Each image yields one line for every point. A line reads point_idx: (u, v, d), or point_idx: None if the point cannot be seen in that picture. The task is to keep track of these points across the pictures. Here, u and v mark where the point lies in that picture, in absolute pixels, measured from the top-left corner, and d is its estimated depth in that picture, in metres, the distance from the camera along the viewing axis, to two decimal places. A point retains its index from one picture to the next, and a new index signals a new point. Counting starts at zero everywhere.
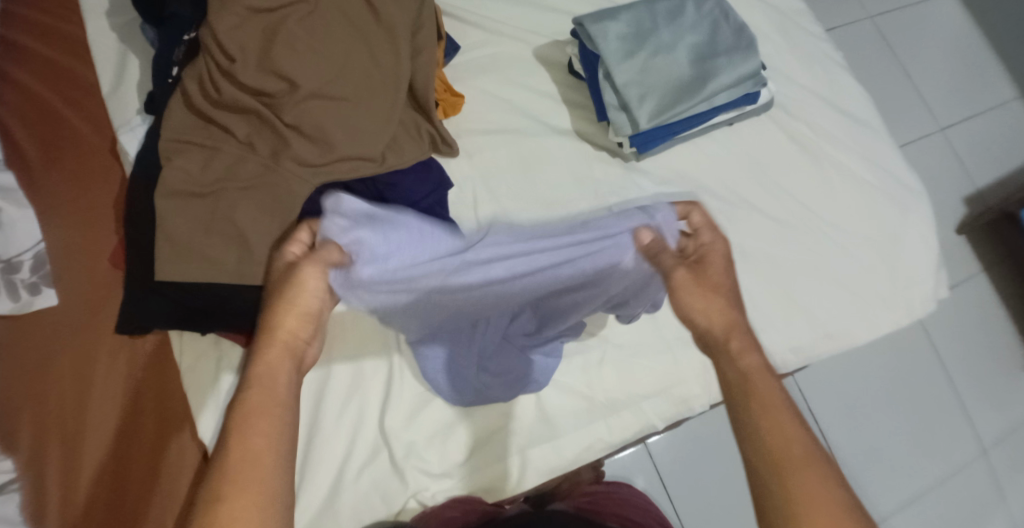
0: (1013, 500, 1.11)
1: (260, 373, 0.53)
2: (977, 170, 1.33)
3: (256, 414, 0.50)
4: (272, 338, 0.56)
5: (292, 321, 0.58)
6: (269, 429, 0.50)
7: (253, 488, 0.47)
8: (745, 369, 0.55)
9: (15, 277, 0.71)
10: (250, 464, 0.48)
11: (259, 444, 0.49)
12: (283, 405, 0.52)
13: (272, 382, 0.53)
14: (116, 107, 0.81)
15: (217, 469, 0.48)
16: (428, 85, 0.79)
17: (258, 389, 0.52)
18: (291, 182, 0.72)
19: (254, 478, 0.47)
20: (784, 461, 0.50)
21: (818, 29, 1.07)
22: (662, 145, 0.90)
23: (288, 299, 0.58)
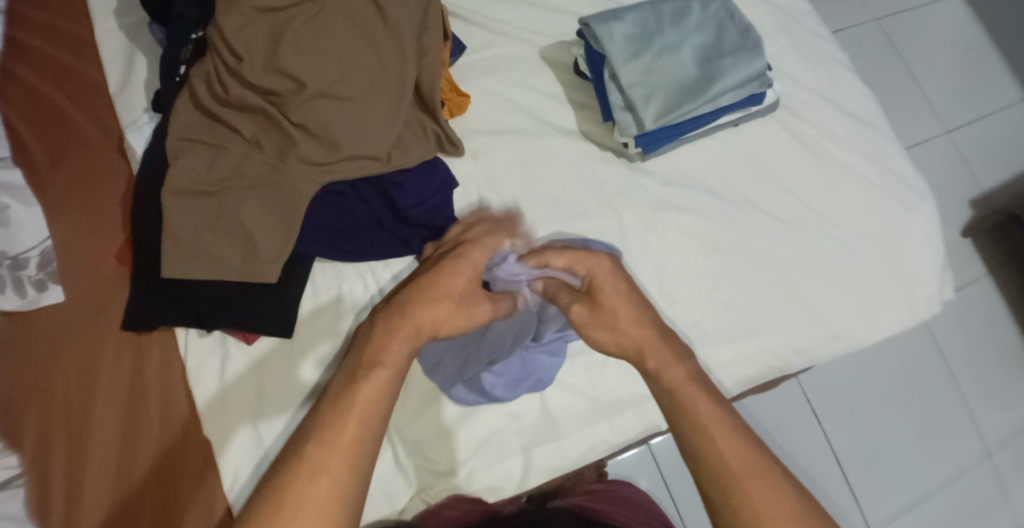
0: (1017, 502, 1.10)
1: (389, 356, 0.58)
2: (981, 171, 1.33)
3: (366, 402, 0.54)
4: (411, 323, 0.61)
5: (435, 318, 0.62)
6: (368, 427, 0.53)
7: (337, 479, 0.50)
8: (670, 387, 0.58)
9: (21, 274, 0.71)
10: (342, 451, 0.51)
11: (354, 433, 0.52)
12: (375, 398, 0.54)
13: (393, 374, 0.56)
14: (124, 108, 0.82)
15: (316, 447, 0.51)
16: (433, 85, 0.79)
17: (381, 374, 0.56)
18: (298, 181, 0.73)
19: (339, 470, 0.50)
20: (726, 478, 0.52)
21: (822, 30, 1.07)
22: (667, 146, 0.90)
23: (446, 307, 0.64)
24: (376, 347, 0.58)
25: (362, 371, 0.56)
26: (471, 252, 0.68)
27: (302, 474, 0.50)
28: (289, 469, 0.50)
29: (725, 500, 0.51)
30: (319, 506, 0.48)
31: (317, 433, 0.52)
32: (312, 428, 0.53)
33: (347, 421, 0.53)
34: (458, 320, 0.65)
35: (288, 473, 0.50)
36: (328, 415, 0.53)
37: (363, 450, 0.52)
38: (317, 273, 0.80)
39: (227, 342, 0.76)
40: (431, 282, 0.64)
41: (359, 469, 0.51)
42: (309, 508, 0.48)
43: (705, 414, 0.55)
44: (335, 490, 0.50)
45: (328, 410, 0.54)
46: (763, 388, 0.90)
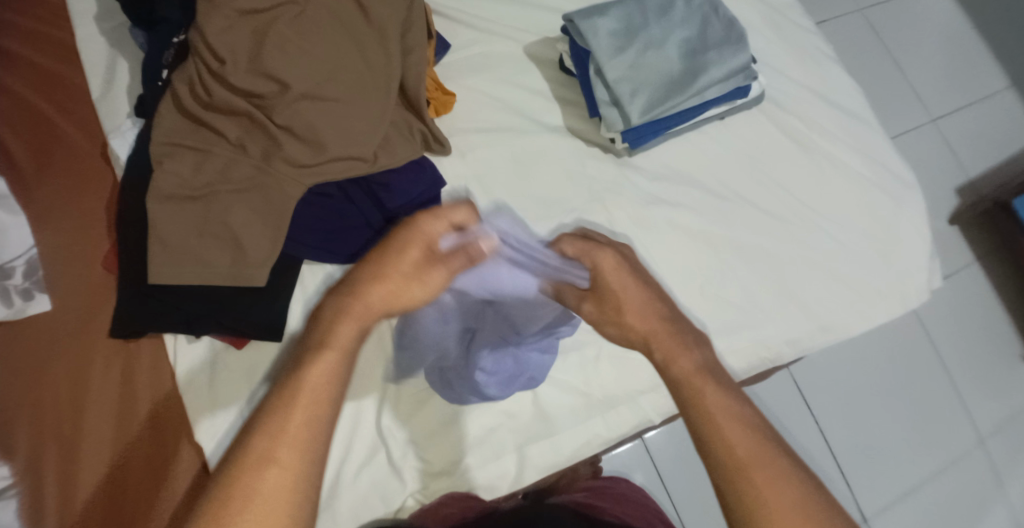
0: (1011, 487, 1.11)
1: (337, 339, 0.49)
2: (969, 160, 1.34)
3: (310, 393, 0.46)
4: (361, 302, 0.52)
5: (388, 292, 0.54)
6: (318, 416, 0.46)
7: (292, 470, 0.43)
8: (680, 376, 0.53)
9: (8, 283, 0.71)
10: (292, 442, 0.44)
11: (302, 422, 0.45)
12: (326, 388, 0.47)
13: (343, 358, 0.49)
14: (107, 114, 0.81)
15: (263, 440, 0.44)
16: (419, 84, 0.79)
17: (329, 358, 0.48)
18: (284, 183, 0.73)
19: (293, 460, 0.44)
20: (735, 466, 0.47)
21: (807, 22, 1.07)
22: (654, 141, 0.90)
23: (400, 277, 0.55)
24: (321, 330, 0.50)
25: (308, 354, 0.48)
26: (426, 216, 0.57)
27: (251, 468, 0.43)
28: (240, 466, 0.43)
29: (733, 489, 0.47)
30: (274, 500, 0.42)
31: (264, 424, 0.45)
32: (258, 422, 0.45)
33: (293, 412, 0.45)
34: (416, 288, 0.56)
35: (235, 469, 0.43)
36: (271, 407, 0.46)
37: (318, 442, 0.45)
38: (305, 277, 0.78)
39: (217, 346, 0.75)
40: (384, 252, 0.55)
41: (315, 464, 0.45)
42: (263, 507, 0.42)
43: (713, 400, 0.50)
44: (293, 481, 0.43)
45: (270, 404, 0.46)
46: (757, 378, 0.92)
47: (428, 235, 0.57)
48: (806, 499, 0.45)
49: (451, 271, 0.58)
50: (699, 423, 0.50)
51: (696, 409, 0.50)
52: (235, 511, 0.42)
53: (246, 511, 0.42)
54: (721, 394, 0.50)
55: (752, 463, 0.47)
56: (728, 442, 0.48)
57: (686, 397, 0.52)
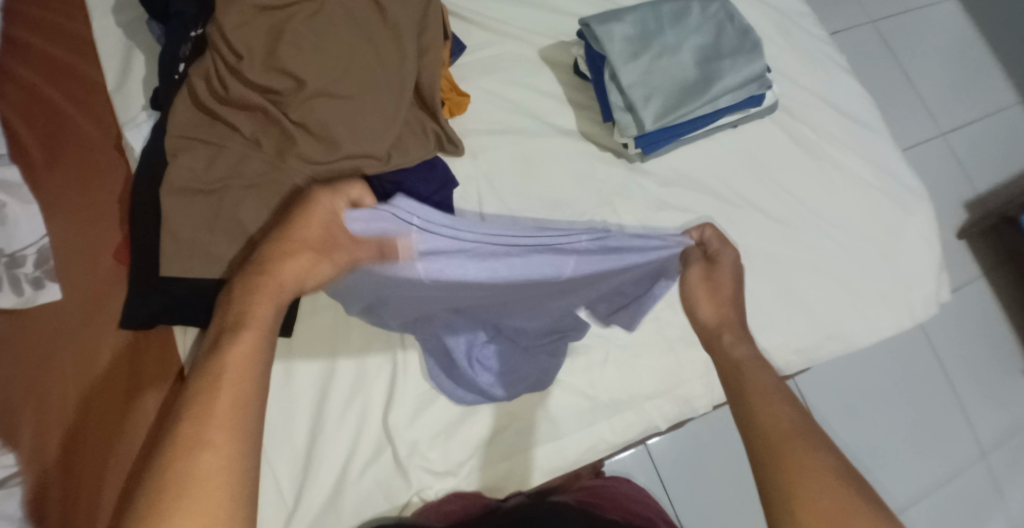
0: (1012, 501, 1.11)
1: (253, 318, 0.46)
2: (977, 174, 1.34)
3: (234, 368, 0.43)
4: (273, 283, 0.49)
5: (298, 270, 0.50)
6: (245, 392, 0.43)
7: (225, 449, 0.40)
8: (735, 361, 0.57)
9: (18, 271, 0.71)
10: (222, 420, 0.41)
11: (230, 402, 0.42)
12: (249, 365, 0.44)
13: (263, 335, 0.46)
14: (121, 105, 0.82)
15: (194, 421, 0.41)
16: (433, 85, 0.80)
17: (249, 337, 0.45)
18: (296, 179, 0.72)
19: (227, 441, 0.41)
20: (774, 438, 0.49)
21: (820, 32, 1.07)
22: (667, 147, 0.90)
23: (304, 254, 0.50)
24: (234, 312, 0.47)
25: (224, 336, 0.45)
26: (325, 192, 0.53)
27: (184, 449, 0.40)
28: (170, 450, 0.40)
29: (771, 463, 0.48)
30: (210, 480, 0.39)
31: (189, 405, 0.42)
32: (185, 404, 0.42)
33: (217, 388, 0.42)
34: (321, 266, 0.51)
35: (165, 457, 0.40)
36: (193, 392, 0.42)
37: (249, 420, 0.42)
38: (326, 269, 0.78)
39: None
40: (285, 233, 0.51)
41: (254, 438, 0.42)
42: (199, 491, 0.39)
43: (758, 383, 0.54)
44: (229, 459, 0.40)
45: (189, 386, 0.43)
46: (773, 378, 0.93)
47: (327, 211, 0.53)
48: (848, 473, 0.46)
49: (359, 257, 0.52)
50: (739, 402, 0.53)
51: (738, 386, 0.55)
52: (164, 505, 0.38)
53: (182, 497, 0.38)
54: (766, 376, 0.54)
55: (789, 440, 0.48)
56: (764, 415, 0.51)
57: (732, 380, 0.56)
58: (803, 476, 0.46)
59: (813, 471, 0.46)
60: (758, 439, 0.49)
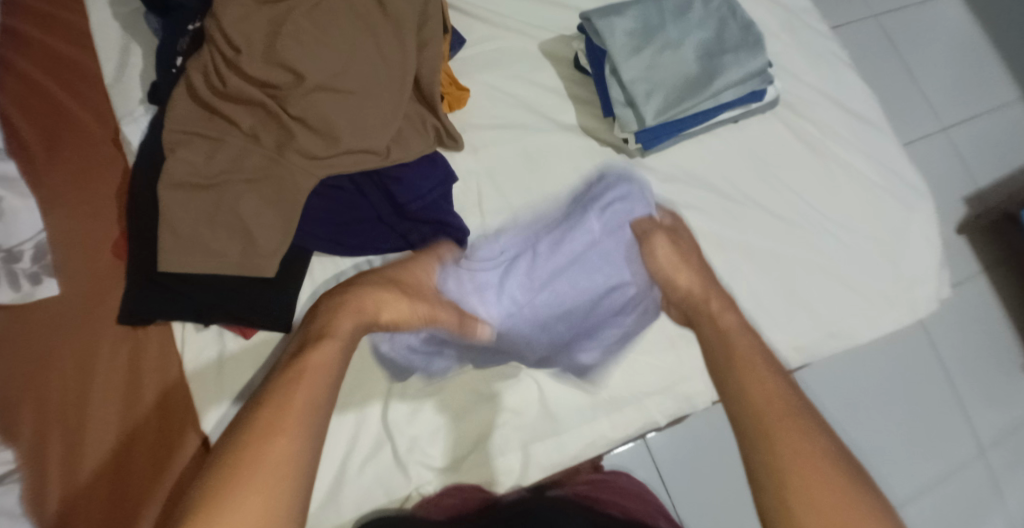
0: (1010, 498, 1.11)
1: (337, 330, 0.61)
2: (979, 170, 1.33)
3: (315, 371, 0.56)
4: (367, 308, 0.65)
5: (389, 300, 0.67)
6: (314, 398, 0.55)
7: (290, 442, 0.51)
8: (722, 329, 0.65)
9: (16, 266, 0.71)
10: (293, 416, 0.53)
11: (301, 401, 0.54)
12: (327, 370, 0.57)
13: (340, 348, 0.59)
14: (120, 99, 0.81)
15: (271, 414, 0.52)
16: (433, 78, 0.79)
17: (329, 345, 0.59)
18: (297, 174, 0.72)
19: (293, 434, 0.52)
20: (766, 421, 0.54)
21: (824, 27, 1.07)
22: (668, 141, 0.90)
23: (395, 291, 0.68)
24: (327, 321, 0.62)
25: (310, 342, 0.59)
26: (426, 255, 0.75)
27: (258, 437, 0.51)
28: (247, 436, 0.51)
29: (762, 435, 0.54)
30: (276, 465, 0.49)
31: (274, 399, 0.54)
32: (268, 398, 0.54)
33: (295, 388, 0.54)
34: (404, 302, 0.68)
35: (236, 446, 0.50)
36: (280, 386, 0.55)
37: (315, 418, 0.54)
38: (314, 268, 0.79)
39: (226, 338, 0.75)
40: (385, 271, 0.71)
41: (310, 439, 0.52)
42: (262, 476, 0.49)
43: (747, 361, 0.60)
44: (289, 453, 0.51)
45: (279, 380, 0.55)
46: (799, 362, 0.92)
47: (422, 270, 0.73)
48: (835, 453, 0.52)
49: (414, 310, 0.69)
50: (733, 382, 0.59)
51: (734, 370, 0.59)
52: (233, 486, 0.48)
53: (249, 475, 0.48)
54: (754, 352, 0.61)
55: (784, 418, 0.54)
56: (758, 398, 0.56)
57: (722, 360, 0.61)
58: (794, 458, 0.51)
59: (802, 455, 0.51)
60: (750, 421, 0.55)
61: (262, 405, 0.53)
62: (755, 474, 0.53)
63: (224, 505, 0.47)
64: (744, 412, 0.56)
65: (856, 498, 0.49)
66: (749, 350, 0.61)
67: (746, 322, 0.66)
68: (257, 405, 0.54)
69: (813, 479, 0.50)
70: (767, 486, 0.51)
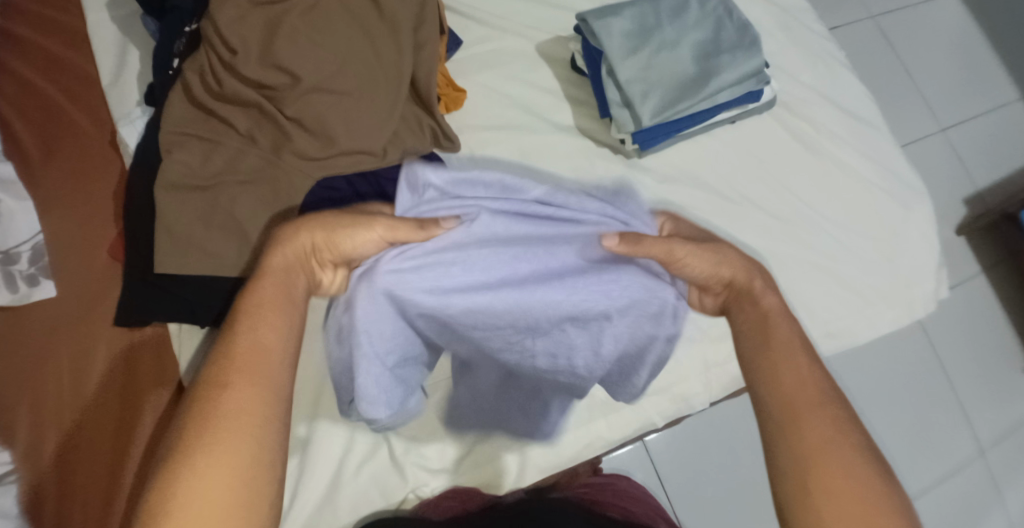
0: (1011, 499, 1.11)
1: (271, 270, 0.53)
2: (978, 171, 1.33)
3: (261, 311, 0.50)
4: (298, 240, 0.56)
5: (315, 227, 0.56)
6: (269, 337, 0.49)
7: (249, 391, 0.46)
8: (765, 310, 0.57)
9: (14, 268, 0.71)
10: (245, 364, 0.47)
11: (251, 348, 0.48)
12: (281, 307, 0.51)
13: (280, 286, 0.52)
14: (116, 100, 0.81)
15: (219, 367, 0.47)
16: (430, 79, 0.79)
17: (269, 287, 0.52)
18: (293, 175, 0.72)
19: (250, 383, 0.46)
20: (792, 406, 0.50)
21: (820, 28, 1.07)
22: (665, 142, 0.90)
23: (322, 218, 0.57)
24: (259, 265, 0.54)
25: (247, 287, 0.52)
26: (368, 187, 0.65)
27: (209, 392, 0.45)
28: (198, 395, 0.45)
29: (784, 422, 0.49)
30: (237, 419, 0.44)
31: (218, 354, 0.48)
32: (214, 354, 0.48)
33: (241, 334, 0.48)
34: (335, 227, 0.57)
35: (195, 402, 0.45)
36: (223, 339, 0.48)
37: (272, 362, 0.48)
38: None
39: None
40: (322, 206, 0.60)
41: (278, 384, 0.47)
42: (225, 436, 0.44)
43: (779, 346, 0.54)
44: (252, 402, 0.45)
45: (228, 326, 0.49)
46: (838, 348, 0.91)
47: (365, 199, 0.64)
48: (860, 447, 0.48)
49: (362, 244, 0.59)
50: (760, 367, 0.53)
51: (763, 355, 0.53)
52: (197, 446, 0.43)
53: (207, 438, 0.43)
54: (786, 338, 0.54)
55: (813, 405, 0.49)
56: (788, 381, 0.51)
57: (752, 343, 0.55)
58: (815, 448, 0.47)
59: (826, 444, 0.47)
60: (774, 406, 0.50)
61: (207, 363, 0.47)
62: (774, 463, 0.49)
63: (184, 469, 0.42)
64: (770, 395, 0.51)
65: (880, 495, 0.45)
66: (786, 335, 0.54)
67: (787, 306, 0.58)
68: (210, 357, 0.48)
69: (835, 473, 0.46)
70: (787, 470, 0.48)
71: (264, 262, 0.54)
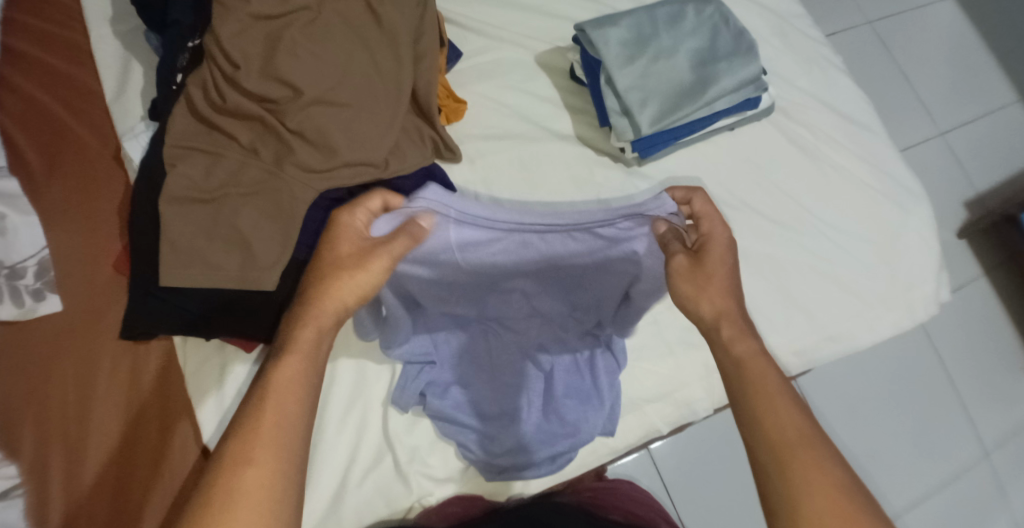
0: (1015, 501, 1.11)
1: (298, 342, 0.57)
2: (977, 174, 1.34)
3: (281, 387, 0.54)
4: (323, 303, 0.59)
5: (344, 287, 0.60)
6: (287, 411, 0.53)
7: (267, 467, 0.50)
8: (739, 358, 0.59)
9: (18, 282, 0.71)
10: (264, 439, 0.51)
11: (273, 421, 0.52)
12: (301, 380, 0.55)
13: (307, 358, 0.56)
14: (120, 115, 0.82)
15: (240, 442, 0.51)
16: (430, 91, 0.79)
17: (294, 361, 0.56)
18: (295, 186, 0.72)
19: (268, 458, 0.50)
20: (781, 447, 0.53)
21: (816, 33, 1.07)
22: (664, 150, 0.90)
23: (344, 275, 0.60)
24: (284, 337, 0.57)
25: (273, 358, 0.56)
26: (346, 212, 0.64)
27: (231, 466, 0.49)
28: (220, 467, 0.50)
29: (772, 465, 0.52)
30: (253, 495, 0.48)
31: (239, 426, 0.52)
32: (236, 426, 0.52)
33: (265, 408, 0.52)
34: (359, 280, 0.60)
35: (215, 473, 0.49)
36: (248, 410, 0.52)
37: (289, 435, 0.52)
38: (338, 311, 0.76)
39: (225, 382, 0.75)
40: (324, 256, 0.62)
41: (291, 456, 0.51)
42: (241, 508, 0.48)
43: (768, 385, 0.56)
44: (270, 477, 0.50)
45: (251, 399, 0.53)
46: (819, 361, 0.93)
47: (349, 227, 0.63)
48: (846, 483, 0.50)
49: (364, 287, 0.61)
50: (751, 407, 0.56)
51: (753, 389, 0.56)
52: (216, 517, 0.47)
53: (229, 513, 0.47)
54: (775, 378, 0.56)
55: (797, 447, 0.52)
56: (769, 425, 0.54)
57: (743, 381, 0.57)
58: (807, 487, 0.50)
59: (815, 484, 0.50)
60: (764, 448, 0.53)
61: (228, 433, 0.51)
62: (769, 500, 0.52)
63: None
64: (761, 443, 0.54)
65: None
66: (766, 375, 0.57)
67: (765, 348, 0.59)
68: (237, 419, 0.52)
69: (825, 509, 0.49)
70: (779, 512, 0.51)
71: (286, 335, 0.57)
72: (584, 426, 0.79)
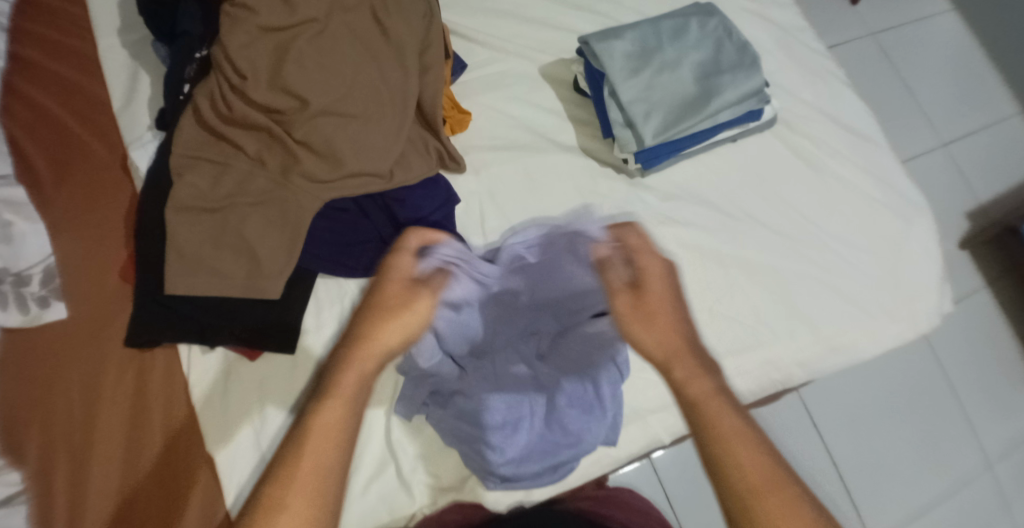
0: (1018, 512, 1.10)
1: (342, 389, 0.54)
2: (979, 184, 1.34)
3: (323, 434, 0.51)
4: (369, 343, 0.57)
5: (393, 330, 0.58)
6: (326, 457, 0.50)
7: (301, 515, 0.48)
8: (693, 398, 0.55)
9: (24, 290, 0.71)
10: (302, 486, 0.49)
11: (310, 467, 0.50)
12: (339, 426, 0.52)
13: (349, 403, 0.53)
14: (128, 125, 0.83)
15: (275, 486, 0.49)
16: (436, 102, 0.81)
17: (334, 405, 0.53)
18: (303, 198, 0.73)
19: (302, 507, 0.48)
20: (747, 494, 0.50)
21: (818, 45, 1.08)
22: (666, 161, 0.91)
23: (396, 318, 0.59)
24: (328, 379, 0.54)
25: (314, 402, 0.53)
26: (397, 251, 0.63)
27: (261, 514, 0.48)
28: (254, 513, 0.48)
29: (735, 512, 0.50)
30: None
31: None
32: None
33: (304, 455, 0.50)
34: (411, 323, 0.59)
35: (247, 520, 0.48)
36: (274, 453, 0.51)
37: (328, 483, 0.50)
38: (319, 289, 0.79)
39: (246, 423, 0.74)
40: (372, 298, 0.60)
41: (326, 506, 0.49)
42: None
43: (728, 428, 0.53)
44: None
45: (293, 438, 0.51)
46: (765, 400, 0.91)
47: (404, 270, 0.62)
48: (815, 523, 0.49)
49: (415, 330, 0.59)
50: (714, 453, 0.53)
51: (706, 432, 0.53)
52: None
53: None
54: (731, 417, 0.54)
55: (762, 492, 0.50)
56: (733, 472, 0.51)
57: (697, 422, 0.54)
58: None
59: None
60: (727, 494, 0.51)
61: (266, 478, 0.50)
62: None
63: None
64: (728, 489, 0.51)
65: None
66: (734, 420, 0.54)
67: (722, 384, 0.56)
68: None
69: None
70: None
71: (327, 380, 0.54)
72: (586, 435, 0.79)
